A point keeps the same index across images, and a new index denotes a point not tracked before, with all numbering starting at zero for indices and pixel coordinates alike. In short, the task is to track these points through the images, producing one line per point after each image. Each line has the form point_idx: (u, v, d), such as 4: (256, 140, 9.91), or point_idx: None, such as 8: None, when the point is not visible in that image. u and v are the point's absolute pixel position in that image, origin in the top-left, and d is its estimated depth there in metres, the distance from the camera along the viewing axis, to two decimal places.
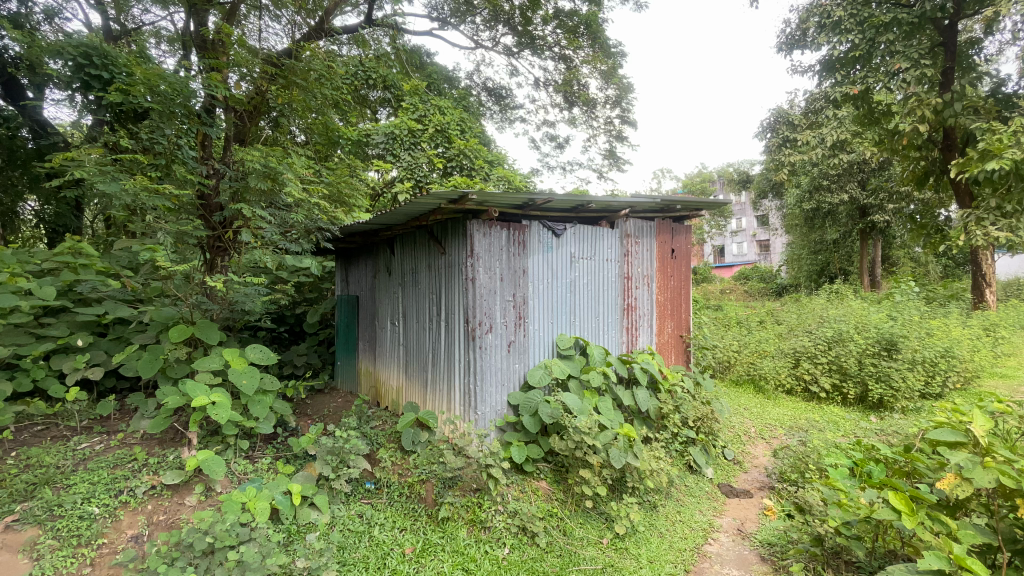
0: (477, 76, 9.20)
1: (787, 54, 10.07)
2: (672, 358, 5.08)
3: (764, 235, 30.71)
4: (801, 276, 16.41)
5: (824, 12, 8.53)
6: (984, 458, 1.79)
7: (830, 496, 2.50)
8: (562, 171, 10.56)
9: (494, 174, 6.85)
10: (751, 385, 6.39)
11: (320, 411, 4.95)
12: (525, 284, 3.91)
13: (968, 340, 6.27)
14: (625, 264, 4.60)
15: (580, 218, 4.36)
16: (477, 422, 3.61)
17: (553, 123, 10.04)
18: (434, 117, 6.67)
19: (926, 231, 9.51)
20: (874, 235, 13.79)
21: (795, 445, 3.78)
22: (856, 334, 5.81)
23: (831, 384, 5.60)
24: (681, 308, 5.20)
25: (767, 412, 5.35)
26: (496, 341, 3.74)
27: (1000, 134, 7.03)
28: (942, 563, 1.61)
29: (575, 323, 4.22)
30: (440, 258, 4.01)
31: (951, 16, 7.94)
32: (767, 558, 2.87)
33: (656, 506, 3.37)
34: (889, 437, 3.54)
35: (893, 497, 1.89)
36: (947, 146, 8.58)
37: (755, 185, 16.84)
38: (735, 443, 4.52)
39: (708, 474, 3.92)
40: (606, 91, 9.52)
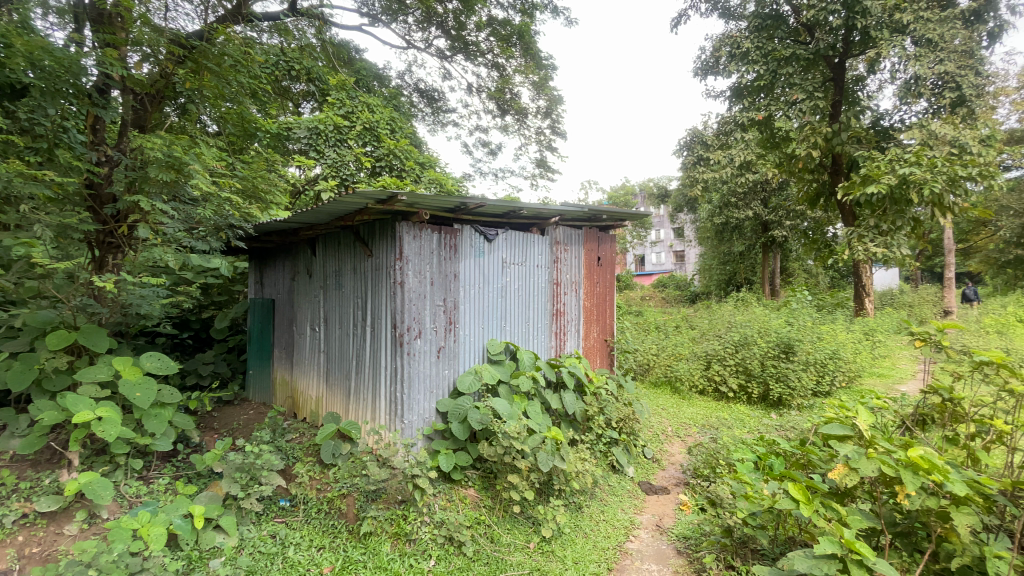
0: (408, 76, 8.98)
1: (702, 79, 10.91)
2: (597, 362, 5.24)
3: (680, 246, 33.05)
4: (711, 284, 17.77)
5: (734, 43, 9.39)
6: (869, 450, 1.96)
7: (738, 489, 2.71)
8: (494, 178, 10.58)
9: (425, 177, 6.74)
10: (667, 386, 6.76)
11: (229, 424, 4.56)
12: (456, 288, 3.85)
13: (852, 344, 7.06)
14: (554, 270, 4.69)
15: (511, 223, 4.38)
16: (404, 432, 3.49)
17: (485, 129, 10.02)
18: (362, 115, 6.43)
19: (818, 246, 10.73)
20: (774, 248, 15.24)
21: (707, 442, 4.03)
22: (759, 339, 6.35)
23: (737, 385, 6.07)
24: (606, 313, 5.38)
25: (682, 411, 5.68)
26: (425, 347, 3.64)
27: (878, 161, 8.06)
28: (835, 547, 1.73)
29: (506, 327, 4.23)
30: (367, 261, 3.85)
31: (841, 55, 8.92)
32: (683, 551, 3.01)
33: (581, 507, 3.44)
34: (787, 432, 3.88)
35: (794, 487, 2.02)
36: (835, 171, 9.59)
37: (672, 200, 18.04)
38: (654, 442, 4.73)
39: (630, 473, 4.06)
40: (537, 101, 9.70)
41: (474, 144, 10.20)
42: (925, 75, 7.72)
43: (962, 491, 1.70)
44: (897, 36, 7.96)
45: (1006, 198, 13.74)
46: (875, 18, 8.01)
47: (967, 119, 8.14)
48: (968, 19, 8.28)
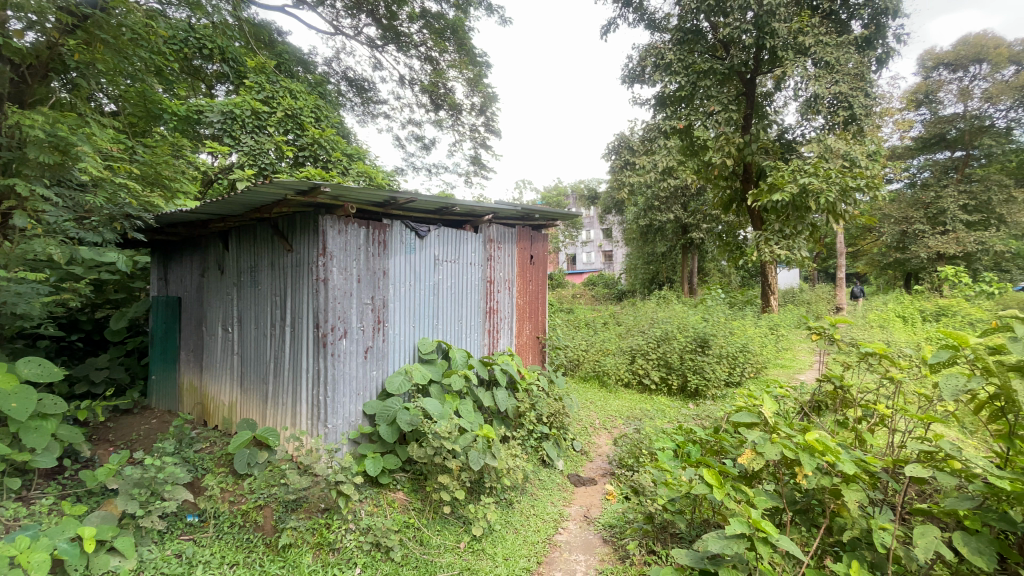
0: (336, 64, 8.55)
1: (629, 87, 11.40)
2: (530, 359, 5.30)
3: (608, 246, 34.47)
4: (636, 283, 18.67)
5: (658, 54, 9.91)
6: (772, 435, 2.14)
7: (658, 477, 2.86)
8: (427, 173, 10.38)
9: (353, 169, 6.45)
10: (595, 380, 7.01)
11: (125, 435, 4.11)
12: (385, 286, 3.73)
13: (759, 338, 7.71)
14: (488, 268, 4.68)
15: (443, 220, 4.31)
16: (328, 437, 3.33)
17: (418, 123, 9.79)
18: (284, 101, 6.03)
19: (731, 248, 11.71)
20: (693, 249, 16.29)
21: (632, 433, 4.21)
22: (679, 334, 6.74)
23: (659, 377, 6.43)
24: (538, 311, 5.45)
25: (609, 404, 5.90)
26: (352, 348, 3.49)
27: (783, 171, 8.84)
28: (744, 527, 1.85)
29: (437, 326, 4.16)
30: (286, 256, 3.63)
31: (752, 71, 9.65)
32: (608, 540, 3.11)
33: (512, 503, 3.47)
34: (702, 421, 4.16)
35: (708, 473, 2.15)
36: (746, 179, 10.38)
37: (601, 202, 18.73)
38: (582, 435, 4.87)
39: (560, 466, 4.15)
40: (471, 98, 9.57)
41: (406, 138, 9.92)
42: (823, 94, 8.54)
43: (850, 469, 1.90)
44: (800, 58, 8.77)
45: (886, 208, 15.61)
46: (781, 39, 8.77)
47: (857, 136, 9.09)
48: (861, 43, 9.23)
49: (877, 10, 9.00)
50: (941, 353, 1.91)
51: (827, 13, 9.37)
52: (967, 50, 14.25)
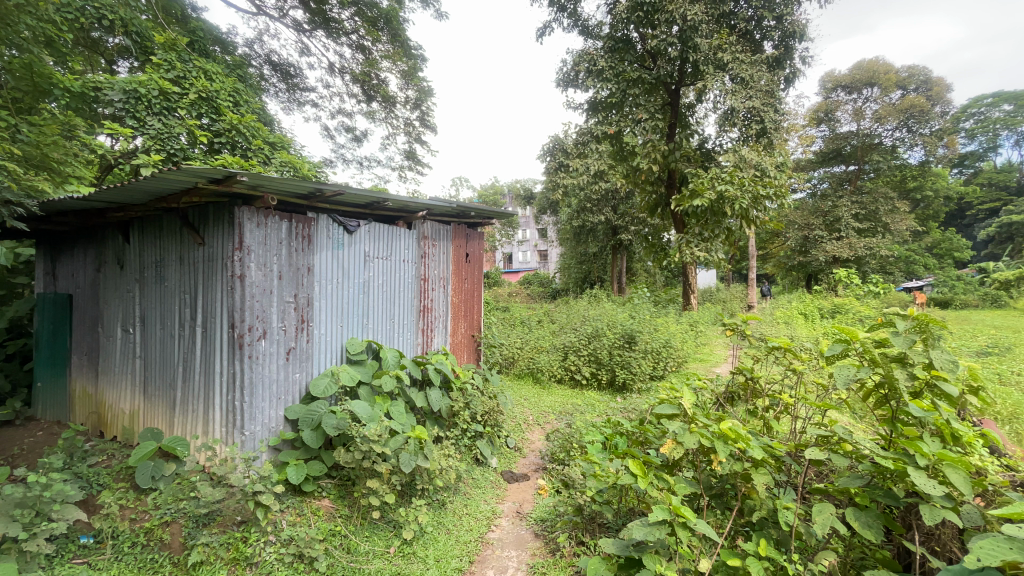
0: (258, 46, 7.91)
1: (564, 90, 11.68)
2: (464, 357, 5.25)
3: (543, 246, 35.16)
4: (570, 282, 19.18)
5: (591, 61, 10.22)
6: (691, 425, 2.26)
7: (588, 470, 2.96)
8: (359, 166, 9.99)
9: (276, 158, 6.08)
10: (530, 377, 7.11)
11: (3, 451, 3.61)
12: (310, 283, 3.54)
13: (681, 334, 8.19)
14: (422, 266, 4.59)
15: (374, 215, 4.16)
16: (245, 444, 3.11)
17: (349, 113, 9.39)
18: (198, 82, 5.52)
19: (656, 249, 12.15)
20: (622, 250, 16.99)
21: (563, 428, 4.30)
22: (608, 330, 7.00)
23: (589, 372, 6.65)
24: (474, 309, 5.40)
25: (542, 400, 6.01)
26: (271, 349, 3.28)
27: (702, 178, 9.46)
28: (665, 514, 1.94)
29: (367, 325, 4.02)
30: (197, 250, 3.34)
31: (677, 83, 10.21)
32: (540, 534, 3.16)
33: (445, 504, 3.43)
34: (629, 414, 4.35)
35: (633, 463, 2.24)
36: (670, 184, 11.00)
37: (536, 203, 19.04)
38: (516, 432, 4.91)
39: (493, 464, 4.16)
40: (405, 91, 9.34)
41: (335, 128, 9.48)
42: (738, 108, 9.24)
43: (758, 454, 2.06)
44: (720, 73, 9.40)
45: (791, 215, 17.19)
46: (703, 54, 9.36)
47: (767, 148, 9.91)
48: (772, 63, 10.06)
49: (786, 33, 9.84)
50: (836, 347, 2.13)
51: (742, 33, 10.12)
52: (862, 74, 16.00)
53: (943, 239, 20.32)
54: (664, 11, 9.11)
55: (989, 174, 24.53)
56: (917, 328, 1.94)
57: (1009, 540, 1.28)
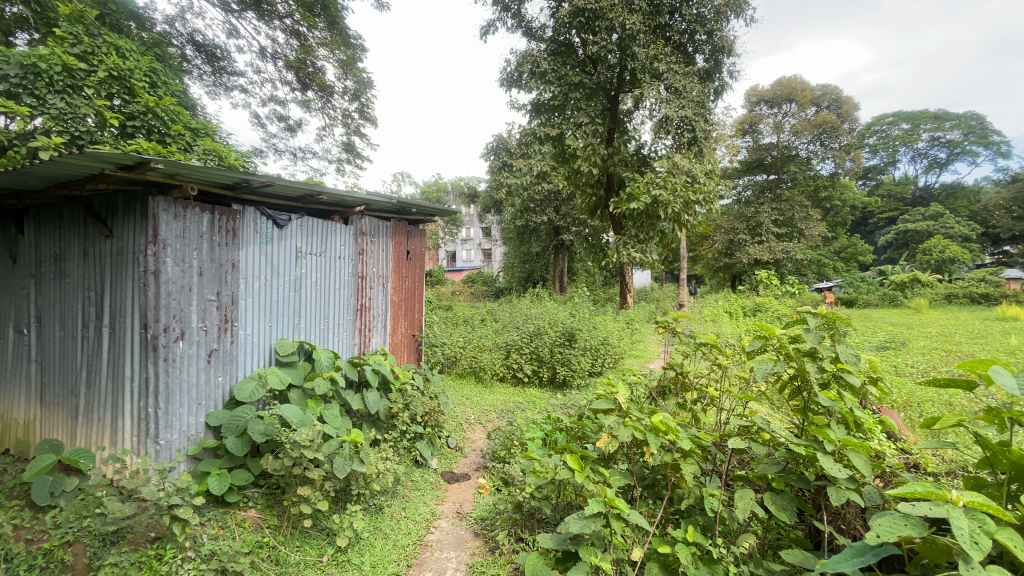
0: (180, 24, 7.27)
1: (507, 90, 11.75)
2: (404, 357, 5.13)
3: (487, 245, 35.22)
4: (513, 280, 19.35)
5: (534, 62, 10.35)
6: (625, 419, 2.34)
7: (527, 467, 2.98)
8: (292, 157, 9.51)
9: (199, 146, 5.66)
10: (472, 376, 7.09)
11: None
12: (234, 280, 3.32)
13: (618, 332, 8.49)
14: (359, 263, 4.43)
15: (307, 209, 3.97)
16: (159, 454, 2.87)
17: (282, 101, 8.90)
18: (109, 58, 4.98)
19: (596, 250, 12.53)
20: (564, 250, 17.36)
21: (505, 426, 4.31)
22: (550, 329, 7.10)
23: (531, 370, 6.73)
24: (415, 308, 5.28)
25: (484, 399, 6.00)
26: (190, 351, 3.04)
27: (639, 182, 9.85)
28: (600, 505, 1.99)
29: (299, 325, 3.83)
30: (104, 243, 3.04)
31: (616, 89, 10.53)
32: (479, 533, 3.15)
33: (381, 508, 3.34)
34: (568, 410, 4.44)
35: (570, 458, 2.28)
36: (609, 187, 11.36)
37: (480, 201, 19.03)
38: (457, 431, 4.87)
39: (434, 465, 4.10)
40: (344, 81, 9.00)
41: (266, 116, 8.95)
42: (672, 117, 9.72)
43: (686, 445, 2.17)
44: (655, 82, 9.82)
45: (718, 220, 18.31)
46: (640, 63, 9.71)
47: (698, 155, 10.46)
48: (703, 75, 10.65)
49: (715, 48, 10.44)
50: (755, 342, 2.28)
51: (677, 45, 10.62)
52: (782, 90, 17.32)
53: (849, 244, 22.43)
54: (604, 18, 9.38)
55: (887, 186, 27.38)
56: (825, 324, 2.13)
57: (902, 516, 1.42)
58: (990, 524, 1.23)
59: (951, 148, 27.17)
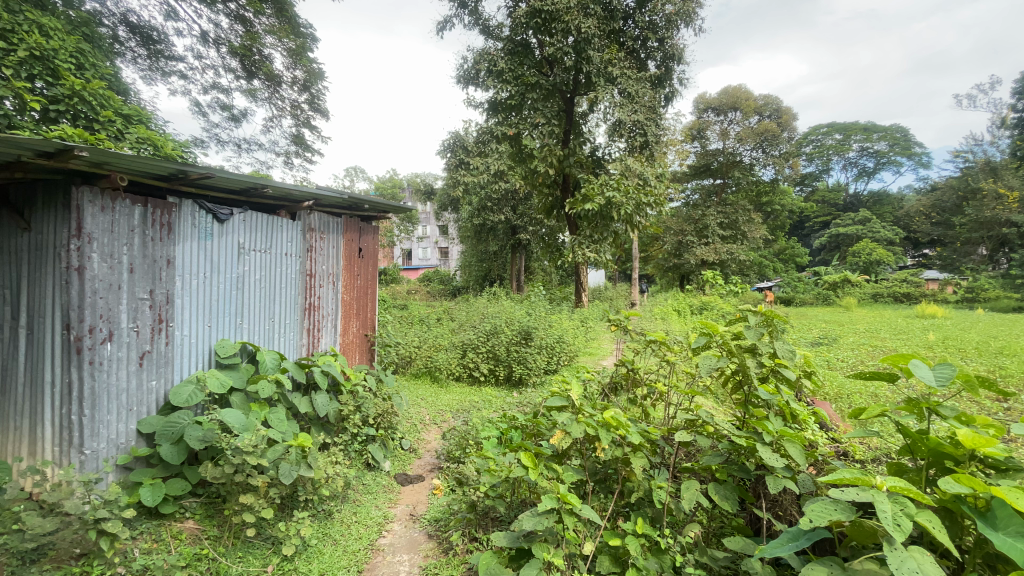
0: (112, 3, 6.76)
1: (464, 87, 11.69)
2: (356, 358, 4.99)
3: (444, 243, 34.92)
4: (470, 279, 19.28)
5: (491, 61, 10.35)
6: (578, 416, 2.37)
7: (482, 466, 2.98)
8: (236, 149, 9.04)
9: (133, 134, 5.27)
10: (427, 376, 7.00)
11: None
12: (169, 277, 3.12)
13: (573, 330, 8.63)
14: (308, 261, 4.28)
15: (252, 204, 3.79)
16: (85, 465, 2.67)
17: (226, 90, 8.45)
18: (30, 35, 4.55)
19: (552, 249, 12.68)
20: (521, 249, 17.45)
21: (460, 426, 4.28)
22: (506, 327, 7.12)
23: (487, 369, 6.73)
24: (367, 308, 5.15)
25: (439, 399, 5.94)
26: (119, 353, 2.84)
27: (593, 183, 10.05)
28: (554, 502, 2.01)
29: (241, 325, 3.65)
30: (21, 237, 2.79)
31: (572, 92, 10.62)
32: (433, 534, 3.12)
33: (331, 514, 3.24)
34: (523, 408, 4.46)
35: (524, 456, 2.29)
36: (565, 188, 11.52)
37: (437, 199, 18.84)
38: (411, 433, 4.79)
39: (386, 468, 4.02)
40: (293, 71, 8.65)
41: (208, 104, 8.45)
42: (625, 120, 9.99)
43: (636, 439, 2.23)
44: (609, 85, 10.04)
45: (668, 221, 18.98)
46: (595, 66, 9.88)
47: (650, 159, 10.79)
48: (655, 81, 11.00)
49: (666, 55, 10.80)
50: (700, 339, 2.39)
51: (630, 51, 10.91)
52: (727, 99, 18.18)
53: (787, 246, 23.83)
54: (561, 21, 9.50)
55: (822, 193, 29.28)
56: (764, 322, 2.26)
57: (833, 502, 1.51)
58: (910, 507, 1.33)
59: (878, 158, 29.38)
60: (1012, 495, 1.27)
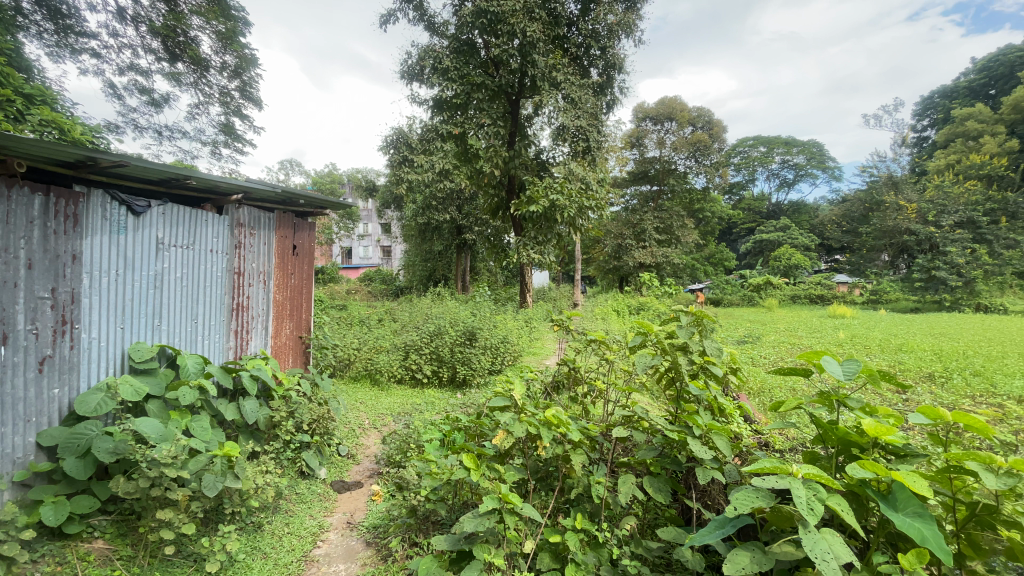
0: None
1: (408, 83, 11.46)
2: (289, 361, 4.75)
3: (386, 242, 34.19)
4: (414, 279, 18.94)
5: (437, 58, 10.25)
6: (520, 415, 2.38)
7: (423, 469, 2.93)
8: (157, 136, 8.36)
9: (34, 115, 4.72)
10: (367, 379, 6.80)
11: None
12: (75, 275, 2.83)
13: (517, 330, 8.69)
14: (235, 258, 4.02)
15: (172, 196, 3.53)
16: None
17: (145, 71, 7.79)
18: None
19: (497, 250, 12.73)
20: (466, 250, 17.35)
21: (401, 430, 4.19)
22: (450, 328, 7.05)
23: (430, 371, 6.64)
24: (301, 308, 4.91)
25: (380, 402, 5.79)
26: (14, 359, 2.55)
27: (538, 186, 10.18)
28: (495, 502, 2.00)
29: (160, 327, 3.37)
30: None
31: (517, 94, 10.77)
32: (371, 542, 3.03)
33: (261, 526, 3.07)
34: (466, 409, 4.44)
35: (465, 457, 2.26)
36: (510, 189, 11.59)
37: (380, 196, 18.35)
38: (349, 438, 4.62)
39: (322, 475, 3.85)
40: (222, 56, 8.12)
41: (124, 86, 7.75)
42: (568, 125, 10.21)
43: (576, 436, 2.28)
44: (554, 90, 10.22)
45: (609, 225, 19.60)
46: (540, 70, 10.02)
47: (592, 164, 11.08)
48: (597, 88, 11.34)
49: (608, 63, 11.14)
50: (636, 338, 2.48)
51: (574, 57, 11.18)
52: (664, 109, 19.03)
53: (717, 251, 25.32)
54: (506, 23, 9.56)
55: (748, 201, 31.37)
56: (694, 322, 2.39)
57: (756, 490, 1.62)
58: (823, 492, 1.45)
59: (797, 171, 31.90)
60: (909, 479, 1.41)
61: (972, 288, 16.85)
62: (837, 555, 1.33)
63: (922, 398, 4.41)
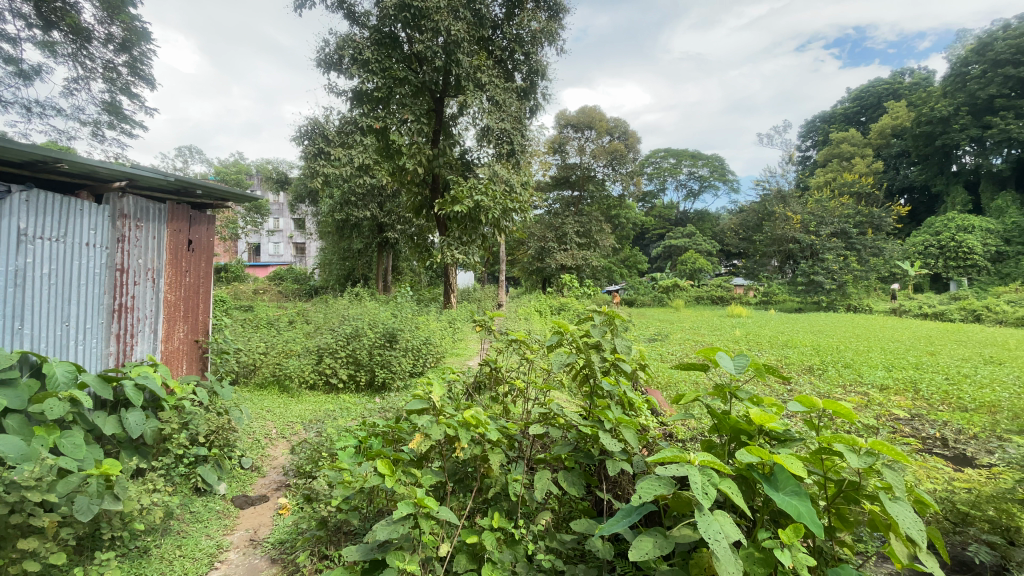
0: None
1: (325, 72, 10.91)
2: (183, 368, 4.31)
3: (301, 238, 32.32)
4: (330, 278, 18.04)
5: (357, 48, 9.93)
6: (439, 417, 2.35)
7: (335, 478, 2.79)
8: (25, 112, 7.26)
9: None
10: (276, 385, 6.37)
11: None
12: None
13: (440, 331, 8.59)
14: (118, 253, 3.58)
15: (39, 180, 3.08)
16: None
17: (9, 37, 6.72)
18: None
19: (421, 249, 12.49)
20: (388, 249, 16.81)
21: (312, 438, 3.97)
22: (368, 330, 6.80)
23: (347, 375, 6.37)
24: (198, 309, 4.48)
25: (290, 410, 5.45)
26: None
27: (462, 185, 10.14)
28: (410, 508, 1.95)
29: (21, 331, 2.93)
30: None
31: (441, 92, 10.66)
32: (277, 558, 2.85)
33: (148, 550, 2.77)
34: (383, 413, 4.30)
35: (380, 463, 2.19)
36: (434, 188, 11.42)
37: (293, 190, 17.27)
38: (254, 449, 4.30)
39: (221, 491, 3.55)
40: (107, 27, 7.22)
41: None
42: (492, 127, 10.29)
43: (494, 436, 2.29)
44: (479, 91, 10.23)
45: (533, 227, 20.01)
46: (464, 70, 10.00)
47: (516, 167, 11.25)
48: (521, 93, 11.54)
49: (531, 69, 11.36)
50: (553, 337, 2.55)
51: (498, 60, 11.28)
52: (584, 118, 19.86)
53: (632, 254, 26.80)
54: (430, 19, 9.44)
55: (659, 209, 33.53)
56: (607, 321, 2.52)
57: (659, 478, 1.73)
58: (716, 477, 1.59)
59: (702, 182, 34.62)
60: (787, 461, 1.58)
61: (844, 290, 19.31)
62: (727, 534, 1.47)
63: (802, 389, 4.96)
